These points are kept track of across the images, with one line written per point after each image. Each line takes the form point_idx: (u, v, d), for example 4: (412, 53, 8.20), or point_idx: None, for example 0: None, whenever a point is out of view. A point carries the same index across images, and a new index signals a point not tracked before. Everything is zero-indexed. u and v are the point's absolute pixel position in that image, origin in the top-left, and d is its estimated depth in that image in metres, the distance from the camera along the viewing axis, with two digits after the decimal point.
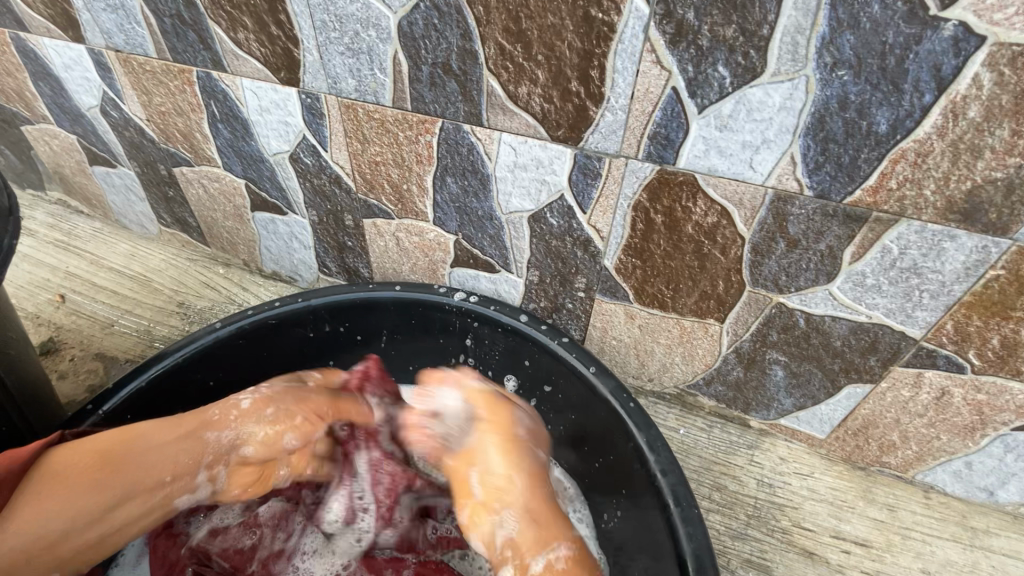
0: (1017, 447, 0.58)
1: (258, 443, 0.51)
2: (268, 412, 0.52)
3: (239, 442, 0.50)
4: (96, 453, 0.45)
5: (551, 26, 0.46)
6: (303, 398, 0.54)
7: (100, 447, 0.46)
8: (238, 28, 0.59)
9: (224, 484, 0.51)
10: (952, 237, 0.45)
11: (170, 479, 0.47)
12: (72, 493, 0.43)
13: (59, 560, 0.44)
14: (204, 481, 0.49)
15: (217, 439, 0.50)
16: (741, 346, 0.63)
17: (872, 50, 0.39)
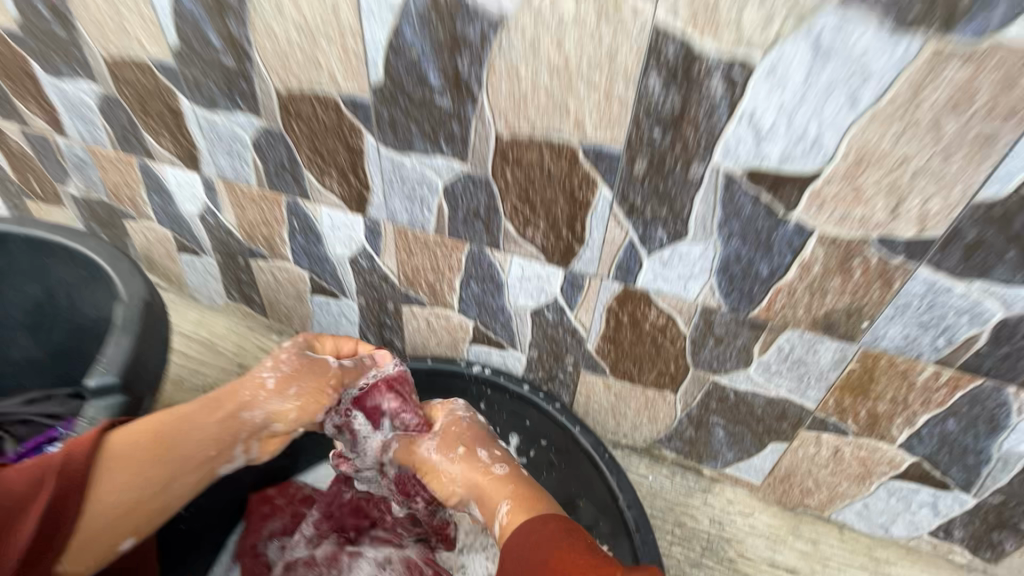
0: (896, 492, 0.78)
1: (284, 417, 0.75)
2: (293, 390, 0.75)
3: (268, 418, 0.74)
4: (144, 438, 0.66)
5: (549, 196, 0.69)
6: (317, 376, 0.77)
7: (148, 435, 0.66)
8: (325, 175, 0.82)
9: (256, 451, 0.76)
10: (820, 342, 0.67)
11: (208, 453, 0.70)
12: (133, 467, 0.64)
13: (147, 511, 0.66)
14: (242, 449, 0.74)
15: (250, 418, 0.73)
16: (691, 411, 0.83)
17: (752, 229, 0.61)
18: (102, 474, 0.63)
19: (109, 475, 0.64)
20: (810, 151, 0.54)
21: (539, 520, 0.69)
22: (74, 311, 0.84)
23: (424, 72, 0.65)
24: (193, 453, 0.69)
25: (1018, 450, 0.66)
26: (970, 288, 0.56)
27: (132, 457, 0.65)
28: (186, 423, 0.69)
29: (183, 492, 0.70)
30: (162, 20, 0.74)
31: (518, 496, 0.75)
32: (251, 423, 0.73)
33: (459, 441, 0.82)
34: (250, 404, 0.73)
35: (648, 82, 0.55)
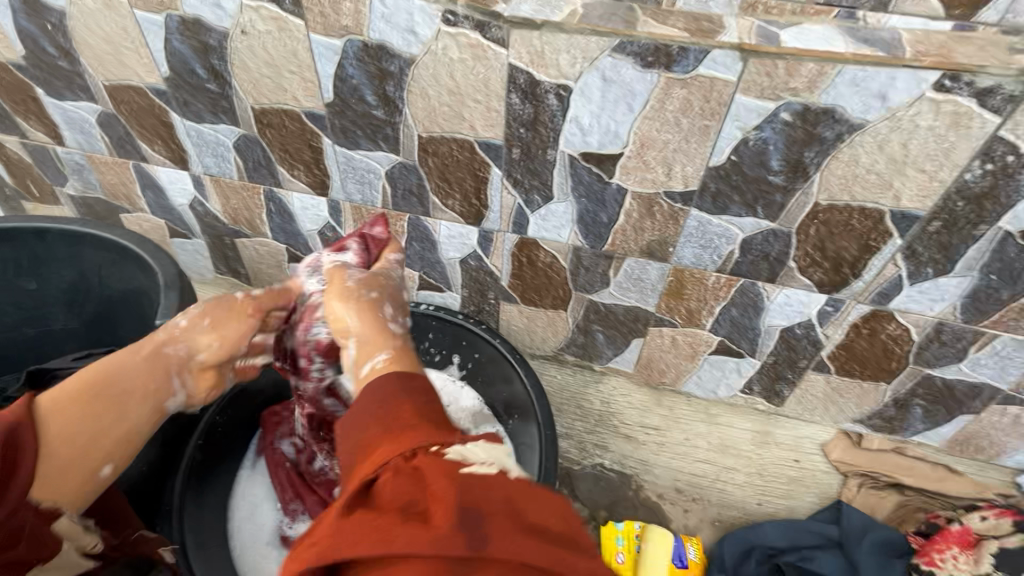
0: (715, 364, 1.15)
1: (205, 348, 0.83)
2: (205, 321, 0.83)
3: (192, 351, 0.82)
4: (84, 388, 0.72)
5: (460, 177, 0.98)
6: (226, 308, 0.85)
7: (86, 384, 0.72)
8: (293, 168, 1.08)
9: (193, 384, 0.83)
10: (648, 264, 1.01)
11: (151, 385, 0.77)
12: (82, 412, 0.70)
13: (113, 447, 0.72)
14: (180, 382, 0.81)
15: (176, 352, 0.81)
16: (579, 322, 1.17)
17: (592, 191, 0.93)
18: (51, 424, 0.67)
19: (55, 422, 0.68)
20: (614, 140, 0.85)
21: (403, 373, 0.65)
22: (105, 286, 1.08)
23: (362, 93, 0.91)
24: (136, 393, 0.76)
25: (774, 323, 1.03)
26: (721, 220, 0.91)
27: (83, 405, 0.70)
28: (119, 371, 0.76)
29: (140, 422, 0.76)
30: (155, 57, 0.97)
31: (399, 351, 0.72)
32: (175, 357, 0.81)
33: (374, 287, 0.84)
34: (172, 339, 0.81)
35: (511, 99, 0.85)
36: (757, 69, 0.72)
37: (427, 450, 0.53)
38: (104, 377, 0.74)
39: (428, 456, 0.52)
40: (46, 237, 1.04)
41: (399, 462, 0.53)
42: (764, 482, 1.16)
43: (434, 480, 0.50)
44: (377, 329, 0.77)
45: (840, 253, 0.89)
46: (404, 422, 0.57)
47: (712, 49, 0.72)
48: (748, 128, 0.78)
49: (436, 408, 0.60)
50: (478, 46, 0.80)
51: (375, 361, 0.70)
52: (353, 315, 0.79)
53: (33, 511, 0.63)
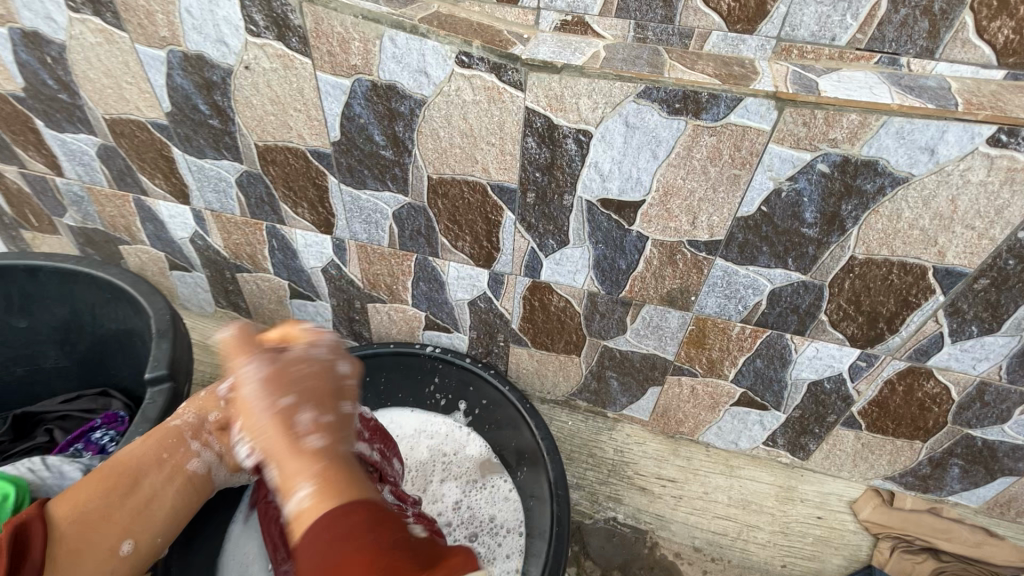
0: (736, 415, 1.08)
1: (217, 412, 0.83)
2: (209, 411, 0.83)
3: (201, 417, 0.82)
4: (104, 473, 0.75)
5: (470, 219, 0.94)
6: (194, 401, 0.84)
7: (108, 467, 0.75)
8: (297, 206, 1.04)
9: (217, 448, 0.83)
10: (668, 312, 0.96)
11: (167, 454, 0.79)
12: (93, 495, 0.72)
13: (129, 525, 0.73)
14: (200, 447, 0.81)
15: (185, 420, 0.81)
16: (592, 368, 1.11)
17: (611, 238, 0.88)
18: (65, 516, 0.70)
19: (66, 514, 0.70)
20: (636, 186, 0.80)
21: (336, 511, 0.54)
22: (99, 326, 1.04)
23: (370, 133, 0.87)
24: (152, 480, 0.76)
25: (801, 376, 0.97)
26: (748, 271, 0.85)
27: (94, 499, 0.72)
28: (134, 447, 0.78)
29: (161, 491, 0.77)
30: (157, 92, 0.93)
31: (326, 478, 0.58)
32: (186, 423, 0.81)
33: (294, 386, 0.67)
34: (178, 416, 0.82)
35: (527, 143, 0.80)
36: (794, 119, 0.67)
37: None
38: (123, 466, 0.75)
39: None
40: (39, 275, 1.00)
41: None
42: (789, 542, 1.09)
43: None
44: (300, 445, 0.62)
45: (876, 308, 0.84)
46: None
47: (746, 97, 0.67)
48: (781, 178, 0.73)
49: (380, 563, 0.49)
50: (494, 89, 0.76)
51: (300, 497, 0.57)
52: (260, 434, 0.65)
53: None
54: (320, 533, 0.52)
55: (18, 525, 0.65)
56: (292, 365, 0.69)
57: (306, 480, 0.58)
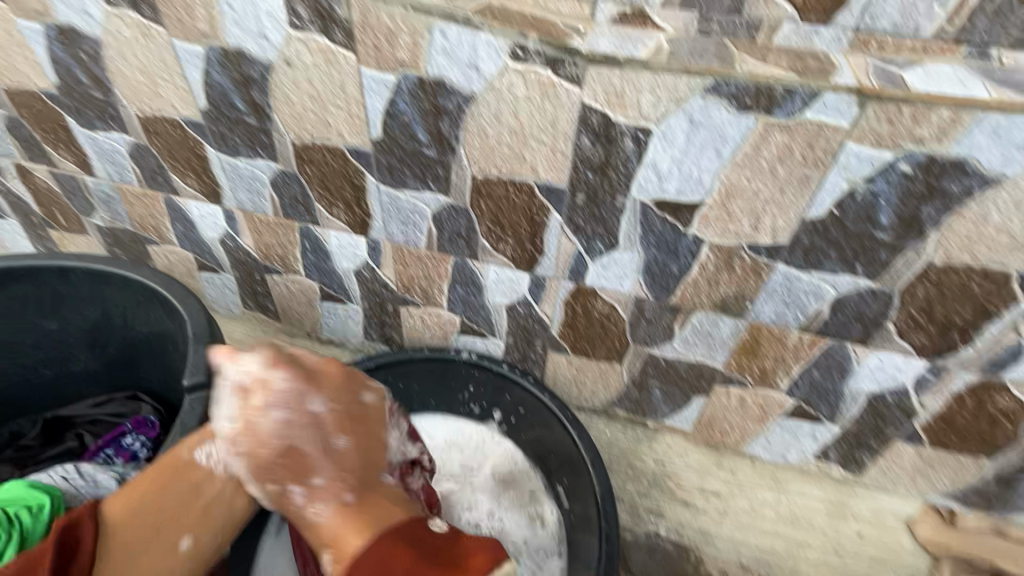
0: (787, 427, 1.04)
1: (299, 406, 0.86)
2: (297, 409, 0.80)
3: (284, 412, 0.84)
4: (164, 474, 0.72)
5: (514, 221, 0.90)
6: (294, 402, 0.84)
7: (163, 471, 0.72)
8: (332, 207, 1.01)
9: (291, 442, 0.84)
10: (720, 319, 0.91)
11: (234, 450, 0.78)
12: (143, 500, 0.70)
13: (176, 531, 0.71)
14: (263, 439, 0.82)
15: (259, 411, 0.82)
16: (635, 376, 1.07)
17: (664, 241, 0.84)
18: (120, 519, 0.68)
19: (123, 511, 0.69)
20: (695, 187, 0.76)
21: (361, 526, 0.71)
22: (130, 328, 1.02)
23: (414, 131, 0.83)
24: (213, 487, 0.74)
25: (861, 388, 0.92)
26: (812, 277, 0.80)
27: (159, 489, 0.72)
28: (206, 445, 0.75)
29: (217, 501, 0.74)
30: (193, 89, 0.91)
31: (356, 509, 0.73)
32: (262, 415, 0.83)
33: (344, 430, 0.74)
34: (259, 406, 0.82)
35: (581, 141, 0.76)
36: (877, 115, 0.63)
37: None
38: (184, 462, 0.73)
39: None
40: (70, 276, 0.98)
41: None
42: (842, 561, 1.03)
43: None
44: (355, 506, 0.73)
45: (950, 318, 0.79)
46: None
47: (825, 92, 0.63)
48: (856, 179, 0.68)
49: (420, 556, 0.67)
50: (549, 84, 0.72)
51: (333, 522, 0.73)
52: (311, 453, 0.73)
53: None
54: (357, 541, 0.69)
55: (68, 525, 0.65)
56: (347, 406, 0.75)
57: (333, 533, 0.72)
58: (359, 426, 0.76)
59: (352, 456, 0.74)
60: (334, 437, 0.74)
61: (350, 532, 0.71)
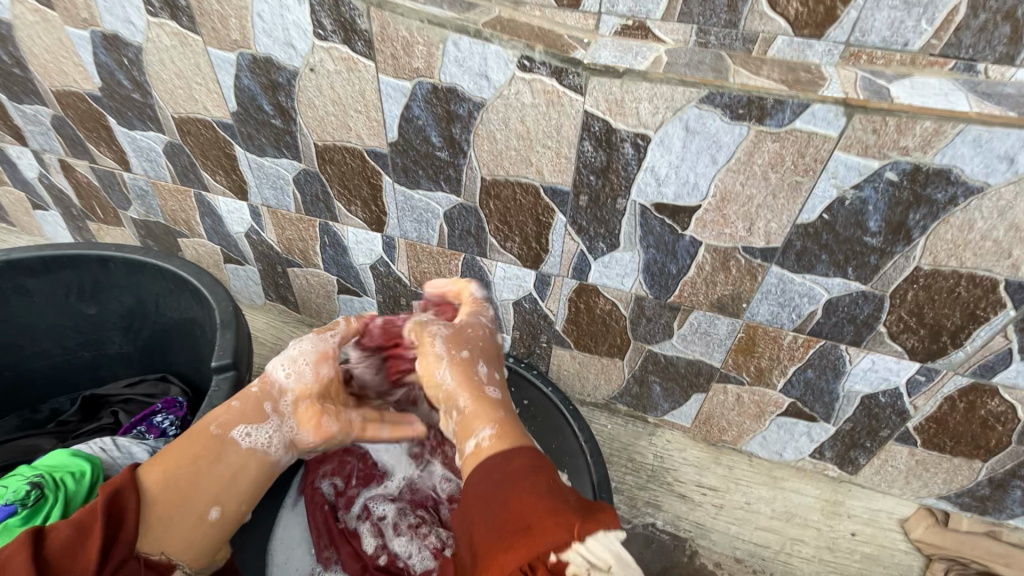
0: (782, 426, 1.07)
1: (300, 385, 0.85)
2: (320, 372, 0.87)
3: (284, 390, 0.84)
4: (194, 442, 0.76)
5: (521, 221, 0.95)
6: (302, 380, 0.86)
7: (192, 440, 0.76)
8: (351, 204, 1.07)
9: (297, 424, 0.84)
10: (717, 318, 0.95)
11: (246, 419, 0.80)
12: (179, 469, 0.73)
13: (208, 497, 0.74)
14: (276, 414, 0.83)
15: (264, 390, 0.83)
16: (635, 372, 1.11)
17: (662, 242, 0.88)
18: (157, 486, 0.71)
19: (157, 486, 0.71)
20: (692, 191, 0.80)
21: (513, 454, 0.70)
22: (162, 315, 1.09)
23: (427, 134, 0.89)
24: (237, 453, 0.78)
25: (854, 389, 0.95)
26: (805, 279, 0.84)
27: (185, 467, 0.73)
28: (225, 415, 0.79)
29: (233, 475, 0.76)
30: (224, 93, 0.97)
31: (502, 425, 0.77)
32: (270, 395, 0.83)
33: (465, 346, 0.90)
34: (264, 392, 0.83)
35: (584, 146, 0.80)
36: (863, 126, 0.66)
37: (545, 559, 0.57)
38: (214, 435, 0.77)
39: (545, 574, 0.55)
40: (109, 265, 1.06)
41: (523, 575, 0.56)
42: (834, 558, 1.06)
43: None
44: (478, 393, 0.83)
45: (940, 321, 0.81)
46: (487, 512, 0.64)
47: (814, 103, 0.66)
48: (845, 186, 0.72)
49: (547, 495, 0.63)
50: (554, 93, 0.76)
51: (481, 436, 0.75)
52: (454, 378, 0.85)
53: (143, 563, 0.65)
54: (504, 464, 0.69)
55: (112, 494, 0.66)
56: (468, 330, 0.93)
57: (489, 426, 0.77)
58: (502, 382, 0.88)
59: (506, 401, 0.84)
60: (458, 366, 0.86)
61: (472, 428, 0.77)
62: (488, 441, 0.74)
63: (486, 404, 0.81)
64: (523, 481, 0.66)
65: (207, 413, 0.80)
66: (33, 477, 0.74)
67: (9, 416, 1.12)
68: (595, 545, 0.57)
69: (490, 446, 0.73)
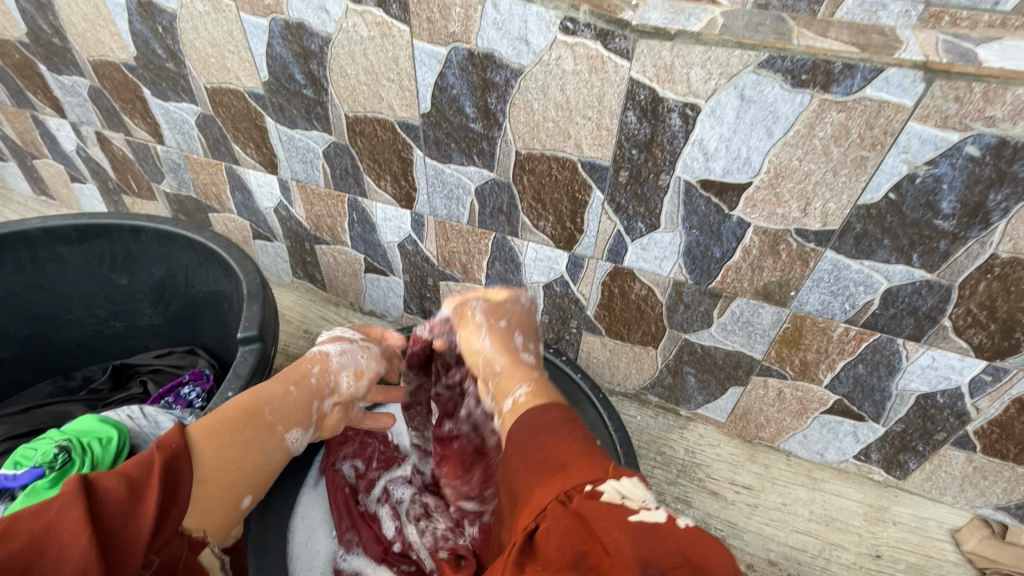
0: (826, 424, 1.00)
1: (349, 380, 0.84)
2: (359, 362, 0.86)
3: (334, 386, 0.83)
4: (237, 411, 0.72)
5: (555, 198, 0.90)
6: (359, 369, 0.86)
7: (237, 409, 0.72)
8: (380, 179, 1.04)
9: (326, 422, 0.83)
10: (762, 307, 0.89)
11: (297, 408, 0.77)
12: (227, 442, 0.69)
13: (247, 481, 0.72)
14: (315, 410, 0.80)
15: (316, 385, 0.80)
16: (669, 362, 1.06)
17: (706, 223, 0.83)
18: (207, 452, 0.67)
19: (211, 464, 0.67)
20: (743, 167, 0.74)
21: (549, 407, 0.61)
22: (190, 286, 1.09)
23: (462, 105, 0.85)
24: (278, 441, 0.75)
25: (910, 387, 0.88)
26: (863, 266, 0.77)
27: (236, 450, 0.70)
28: (271, 396, 0.75)
29: (273, 457, 0.75)
30: (256, 61, 0.96)
31: (539, 383, 0.68)
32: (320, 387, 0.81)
33: (500, 317, 0.80)
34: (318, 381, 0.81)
35: (627, 117, 0.76)
36: (944, 93, 0.60)
37: (581, 491, 0.48)
38: (265, 420, 0.74)
39: (583, 500, 0.47)
40: (141, 235, 1.06)
41: (557, 508, 0.48)
42: (879, 567, 0.98)
43: (597, 523, 0.44)
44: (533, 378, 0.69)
45: (1014, 316, 0.74)
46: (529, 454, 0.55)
47: (888, 67, 0.60)
48: (917, 162, 0.65)
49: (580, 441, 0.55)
50: (598, 58, 0.72)
51: (518, 393, 0.66)
52: (489, 344, 0.77)
53: (185, 540, 0.64)
54: (531, 418, 0.59)
55: (171, 456, 0.63)
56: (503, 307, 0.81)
57: (526, 382, 0.68)
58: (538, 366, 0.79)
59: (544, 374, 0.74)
60: (496, 333, 0.78)
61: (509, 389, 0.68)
62: (526, 398, 0.65)
63: (518, 368, 0.72)
64: (556, 430, 0.57)
65: (260, 388, 0.76)
66: (61, 440, 0.75)
67: (42, 382, 1.14)
68: (628, 485, 0.48)
69: (526, 401, 0.63)
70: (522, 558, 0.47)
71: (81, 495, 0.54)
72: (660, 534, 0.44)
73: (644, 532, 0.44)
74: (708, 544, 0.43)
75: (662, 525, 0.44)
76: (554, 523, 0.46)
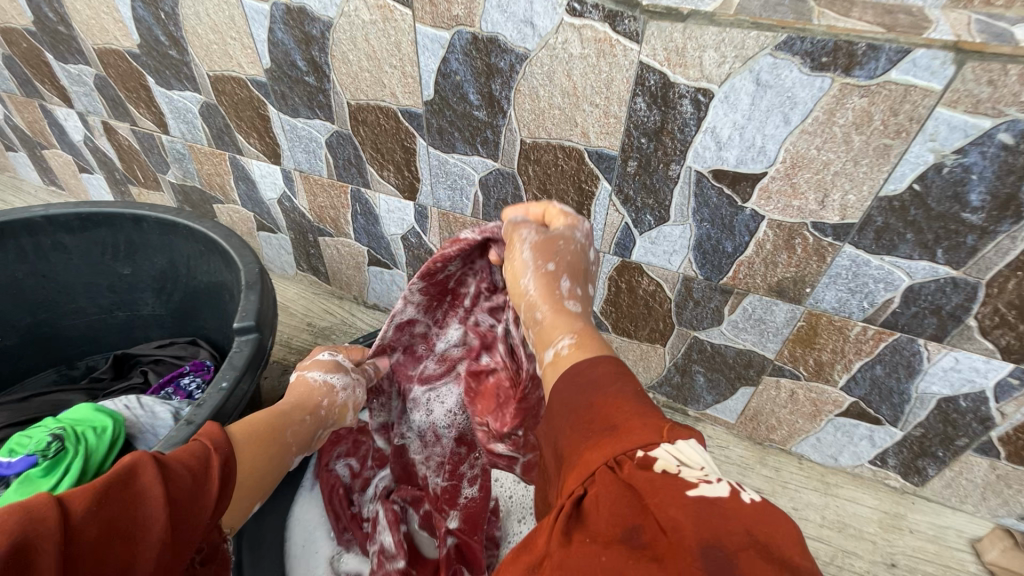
0: (841, 427, 0.96)
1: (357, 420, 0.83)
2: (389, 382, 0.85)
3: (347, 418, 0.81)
4: (264, 426, 0.67)
5: (561, 189, 0.88)
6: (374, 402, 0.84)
7: (264, 422, 0.67)
8: (384, 169, 1.02)
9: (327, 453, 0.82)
10: (776, 304, 0.86)
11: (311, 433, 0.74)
12: (258, 450, 0.64)
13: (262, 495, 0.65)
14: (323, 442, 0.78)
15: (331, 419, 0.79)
16: (678, 361, 1.02)
17: (718, 216, 0.79)
18: (245, 458, 0.61)
19: (250, 463, 0.62)
20: (758, 157, 0.71)
21: (604, 360, 0.50)
22: (192, 277, 1.08)
23: (465, 91, 0.83)
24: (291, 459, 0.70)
25: (931, 390, 0.84)
26: (883, 262, 0.74)
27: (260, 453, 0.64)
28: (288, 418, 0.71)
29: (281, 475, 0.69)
30: (258, 48, 0.94)
31: (586, 333, 0.56)
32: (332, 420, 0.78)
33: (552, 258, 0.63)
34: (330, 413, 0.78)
35: (636, 104, 0.73)
36: (976, 76, 0.56)
37: (632, 457, 0.39)
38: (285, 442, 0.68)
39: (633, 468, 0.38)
40: (143, 224, 1.05)
41: (606, 474, 0.39)
42: None
43: (658, 500, 0.35)
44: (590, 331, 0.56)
45: None
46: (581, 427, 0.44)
47: (916, 48, 0.56)
48: (945, 151, 0.61)
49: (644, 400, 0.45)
50: (606, 41, 0.69)
51: (560, 344, 0.55)
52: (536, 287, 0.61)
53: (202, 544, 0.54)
54: (586, 380, 0.48)
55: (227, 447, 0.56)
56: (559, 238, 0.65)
57: (565, 331, 0.56)
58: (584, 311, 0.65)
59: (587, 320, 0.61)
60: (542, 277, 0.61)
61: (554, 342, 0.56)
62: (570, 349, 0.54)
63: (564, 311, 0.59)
64: (605, 386, 0.46)
65: (278, 412, 0.71)
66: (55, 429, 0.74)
67: (45, 371, 1.14)
68: (684, 448, 0.39)
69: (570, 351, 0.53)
70: (570, 526, 0.39)
71: (154, 467, 0.46)
72: (721, 510, 0.35)
73: (705, 509, 0.35)
74: (778, 519, 0.35)
75: (723, 500, 0.36)
76: (601, 490, 0.38)
